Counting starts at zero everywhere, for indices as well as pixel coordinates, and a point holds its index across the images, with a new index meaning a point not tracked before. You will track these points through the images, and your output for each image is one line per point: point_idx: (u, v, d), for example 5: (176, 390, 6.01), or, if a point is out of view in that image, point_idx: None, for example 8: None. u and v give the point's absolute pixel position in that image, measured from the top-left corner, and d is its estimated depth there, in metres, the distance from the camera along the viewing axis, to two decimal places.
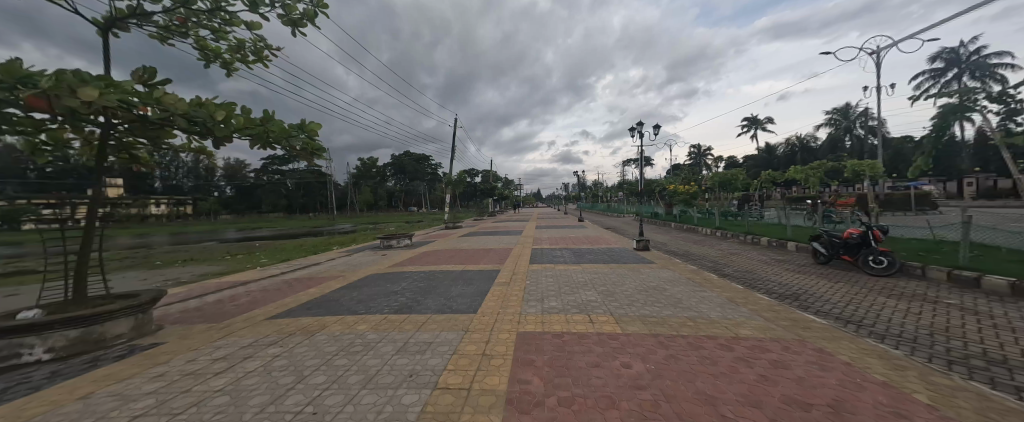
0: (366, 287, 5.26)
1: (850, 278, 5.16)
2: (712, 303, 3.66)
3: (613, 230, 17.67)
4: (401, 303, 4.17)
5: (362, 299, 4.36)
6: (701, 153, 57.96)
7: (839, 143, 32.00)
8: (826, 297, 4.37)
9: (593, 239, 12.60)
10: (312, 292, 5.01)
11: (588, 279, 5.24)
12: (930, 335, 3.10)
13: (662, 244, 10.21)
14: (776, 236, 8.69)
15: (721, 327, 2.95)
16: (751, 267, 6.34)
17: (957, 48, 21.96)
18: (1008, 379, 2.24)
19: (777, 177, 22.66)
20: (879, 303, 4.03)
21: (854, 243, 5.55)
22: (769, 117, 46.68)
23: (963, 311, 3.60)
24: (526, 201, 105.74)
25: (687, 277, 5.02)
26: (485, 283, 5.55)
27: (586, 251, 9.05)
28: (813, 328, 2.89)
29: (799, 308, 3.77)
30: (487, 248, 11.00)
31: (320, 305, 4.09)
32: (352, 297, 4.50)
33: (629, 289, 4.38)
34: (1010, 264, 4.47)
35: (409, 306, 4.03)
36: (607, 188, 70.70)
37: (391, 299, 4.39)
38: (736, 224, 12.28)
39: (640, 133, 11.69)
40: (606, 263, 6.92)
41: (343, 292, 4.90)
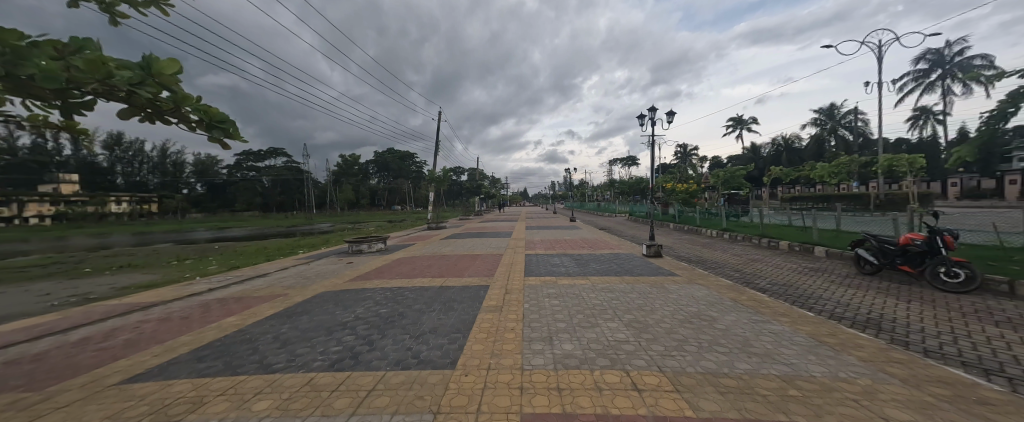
0: (313, 319, 3.95)
1: (919, 295, 4.20)
2: (790, 351, 2.64)
3: (609, 231, 16.83)
4: (351, 350, 2.94)
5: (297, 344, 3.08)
6: (688, 153, 58.75)
7: (825, 143, 32.54)
8: (913, 323, 3.29)
9: (589, 242, 11.60)
10: (235, 329, 3.67)
11: (605, 306, 4.14)
12: None
13: (670, 249, 9.28)
14: (799, 240, 7.93)
15: (846, 406, 1.88)
16: (790, 280, 5.31)
17: (941, 49, 22.19)
18: None
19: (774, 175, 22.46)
20: (994, 334, 2.95)
21: (916, 251, 4.62)
22: (755, 117, 47.36)
23: None
24: (512, 200, 104.78)
25: (729, 302, 4.02)
26: (474, 307, 4.38)
27: (587, 259, 7.96)
28: (992, 400, 1.81)
29: (897, 345, 2.75)
30: (475, 253, 9.77)
31: (226, 359, 2.77)
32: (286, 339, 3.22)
33: (665, 325, 3.32)
34: None
35: (363, 355, 2.83)
36: (594, 187, 70.44)
37: (339, 341, 3.16)
38: (744, 225, 11.62)
39: (652, 120, 10.65)
40: (617, 276, 5.82)
41: (278, 330, 3.58)
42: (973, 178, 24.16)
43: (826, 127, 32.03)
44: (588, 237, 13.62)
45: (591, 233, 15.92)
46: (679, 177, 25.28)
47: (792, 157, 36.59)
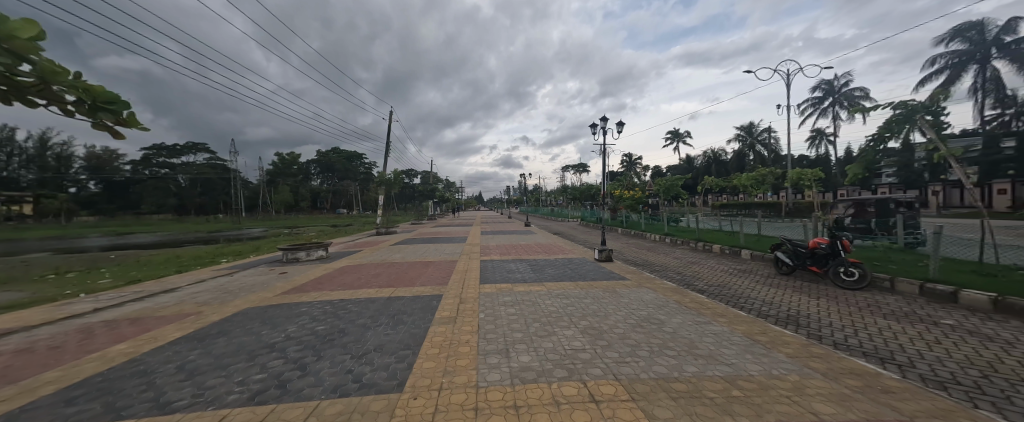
0: (232, 342, 3.32)
1: (823, 291, 4.89)
2: (731, 349, 2.83)
3: (563, 236, 17.36)
4: (277, 379, 2.47)
5: (206, 376, 2.51)
6: (632, 162, 63.73)
7: (745, 157, 37.49)
8: (823, 318, 3.77)
9: (545, 247, 11.76)
10: (124, 359, 2.91)
11: (563, 312, 4.14)
12: (978, 374, 2.43)
13: (620, 253, 9.77)
14: (728, 243, 8.87)
15: (781, 400, 2.02)
16: (724, 281, 5.82)
17: (831, 81, 26.92)
18: None
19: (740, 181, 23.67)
20: (880, 326, 3.48)
21: (822, 254, 5.37)
22: (689, 132, 52.84)
23: (973, 335, 3.16)
24: (468, 204, 103.70)
25: (674, 303, 4.30)
26: (428, 319, 4.07)
27: (543, 264, 8.01)
28: (895, 389, 2.06)
29: (815, 339, 3.09)
30: (428, 260, 9.32)
31: (102, 403, 2.14)
32: (192, 371, 2.61)
33: (621, 330, 3.39)
34: (956, 276, 5.08)
35: (293, 383, 2.39)
36: (548, 192, 72.76)
37: (265, 368, 2.66)
38: (683, 230, 12.77)
39: (604, 129, 11.20)
40: (572, 281, 5.89)
41: (183, 357, 2.93)
42: (853, 190, 29.57)
43: (746, 143, 36.93)
44: (543, 242, 13.85)
45: (547, 237, 16.23)
46: (627, 184, 27.06)
47: (719, 169, 41.57)
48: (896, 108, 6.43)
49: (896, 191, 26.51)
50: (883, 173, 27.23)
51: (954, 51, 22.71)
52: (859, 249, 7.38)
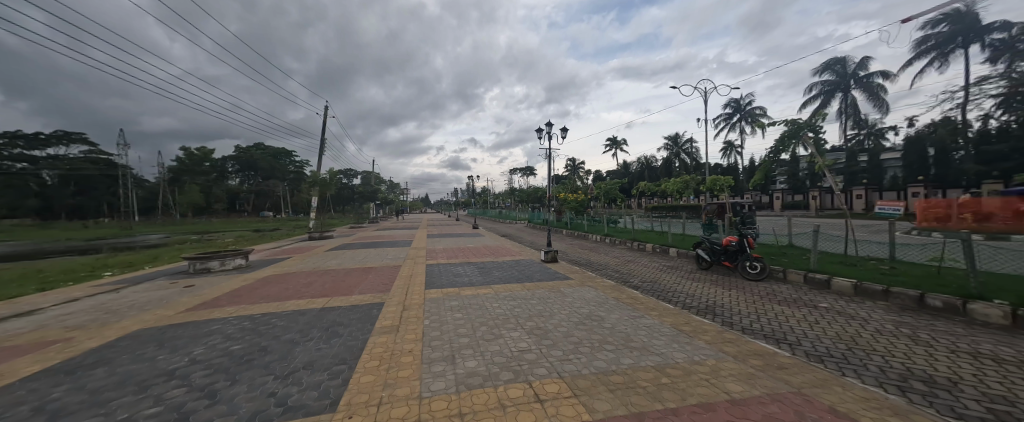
0: (108, 374, 2.63)
1: (735, 283, 5.63)
2: (663, 339, 3.07)
3: (511, 238, 17.55)
4: (167, 413, 2.00)
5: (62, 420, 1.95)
6: (576, 166, 67.58)
7: (672, 164, 42.11)
8: (735, 307, 4.32)
9: (492, 250, 11.75)
10: None
11: (511, 313, 4.12)
12: (848, 349, 2.95)
13: (565, 254, 10.18)
14: (659, 242, 9.79)
15: (703, 384, 2.21)
16: (656, 277, 6.38)
17: (738, 100, 31.63)
18: (963, 407, 2.01)
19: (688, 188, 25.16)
20: (778, 312, 4.10)
21: (733, 249, 6.17)
22: (626, 141, 57.72)
23: (842, 317, 3.88)
24: (415, 207, 99.52)
25: (613, 300, 4.57)
26: (367, 329, 3.72)
27: (491, 267, 7.95)
28: (787, 365, 2.40)
29: (728, 327, 3.51)
30: (370, 265, 8.66)
31: None
32: (43, 414, 2.00)
33: (565, 328, 3.48)
34: (831, 266, 6.27)
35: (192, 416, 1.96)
36: (497, 195, 73.29)
37: (154, 400, 2.15)
38: (621, 231, 13.81)
39: (549, 134, 11.61)
40: (519, 282, 5.91)
41: (30, 399, 2.23)
42: (754, 195, 35.02)
43: (673, 152, 41.48)
44: (492, 245, 13.82)
45: (495, 240, 16.29)
46: (571, 188, 28.47)
47: (651, 174, 46.04)
48: (788, 125, 7.76)
49: (786, 196, 31.76)
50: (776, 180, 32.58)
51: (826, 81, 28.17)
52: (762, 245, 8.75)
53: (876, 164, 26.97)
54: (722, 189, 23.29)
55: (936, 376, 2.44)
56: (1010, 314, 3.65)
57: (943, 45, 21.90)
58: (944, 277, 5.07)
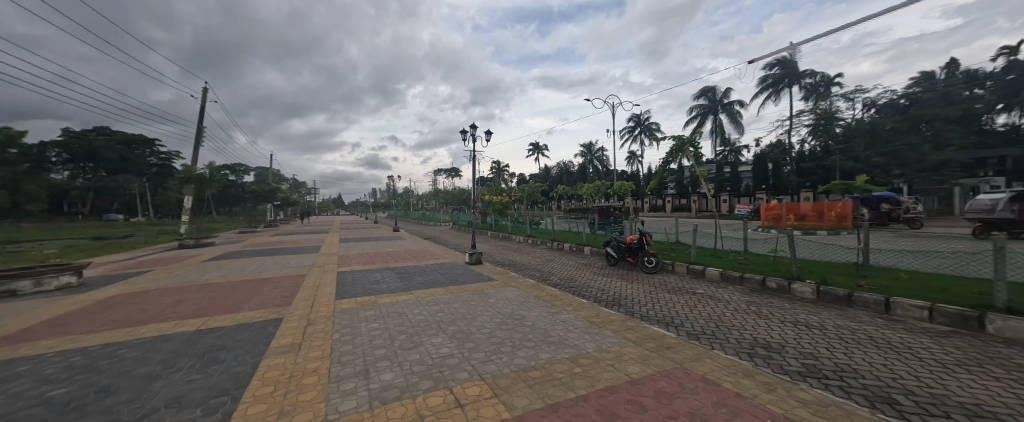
0: None
1: (636, 276, 6.57)
2: (578, 331, 3.38)
3: (436, 241, 17.02)
4: None
5: None
6: (501, 170, 69.59)
7: (587, 170, 46.64)
8: (636, 298, 5.03)
9: (414, 253, 11.24)
10: None
11: (433, 317, 4.02)
12: (717, 327, 3.69)
13: (489, 256, 10.37)
14: (575, 241, 10.74)
15: (609, 368, 2.47)
16: (573, 274, 6.96)
17: (638, 116, 36.84)
18: (789, 364, 2.69)
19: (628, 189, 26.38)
20: (668, 299, 4.94)
21: (635, 246, 7.17)
22: (547, 147, 61.80)
23: (712, 300, 4.88)
24: (325, 209, 88.51)
25: (534, 298, 4.89)
26: (258, 349, 3.15)
27: (411, 271, 7.59)
28: (673, 345, 2.88)
29: (631, 316, 4.05)
30: (263, 276, 7.41)
31: None
32: None
33: (486, 328, 3.56)
34: (705, 258, 7.82)
35: None
36: (422, 196, 70.19)
37: None
38: (542, 232, 14.69)
39: (473, 136, 11.69)
40: (441, 286, 5.76)
41: None
42: (651, 200, 41.18)
43: (587, 159, 46.01)
44: (414, 248, 13.22)
45: (418, 243, 15.60)
46: (496, 190, 29.16)
47: (570, 179, 50.18)
48: (677, 140, 9.35)
49: (676, 201, 37.50)
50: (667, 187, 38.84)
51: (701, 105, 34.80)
52: (657, 242, 10.44)
53: (735, 173, 33.83)
54: (626, 193, 26.83)
55: (773, 343, 3.20)
56: (816, 290, 5.11)
57: (777, 84, 29.13)
58: (777, 263, 6.80)
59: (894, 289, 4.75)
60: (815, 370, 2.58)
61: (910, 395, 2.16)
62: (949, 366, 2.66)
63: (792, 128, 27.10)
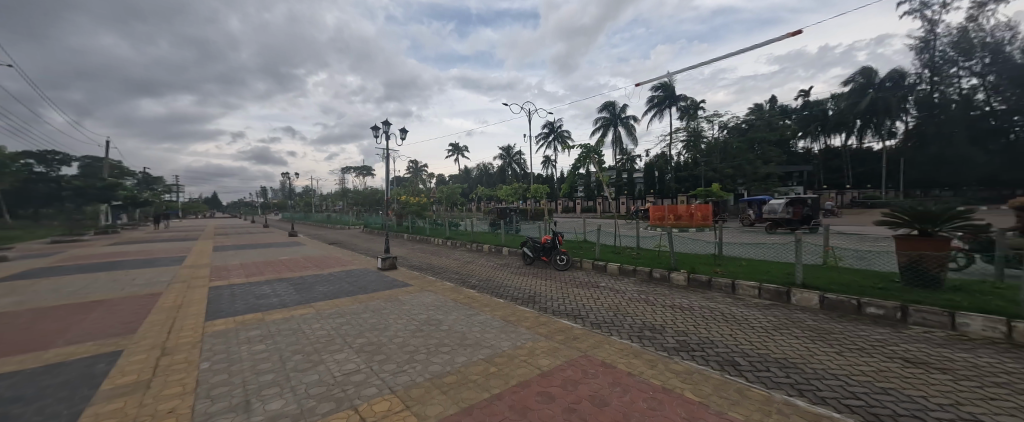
0: None
1: (550, 274, 7.24)
2: (495, 331, 3.63)
3: (342, 246, 15.33)
4: None
5: None
6: (419, 168, 66.43)
7: (505, 172, 48.43)
8: (550, 294, 5.58)
9: (315, 261, 9.96)
10: None
11: (339, 332, 3.76)
12: (616, 315, 4.41)
13: (405, 260, 10.02)
14: (494, 242, 11.12)
15: (522, 364, 2.74)
16: (491, 275, 7.26)
17: (552, 124, 40.05)
18: (666, 342, 3.42)
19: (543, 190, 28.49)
20: (576, 293, 5.63)
21: (549, 246, 7.90)
22: (467, 147, 61.83)
23: (611, 292, 5.77)
24: (183, 209, 69.61)
25: (451, 302, 5.04)
26: (81, 391, 2.42)
27: (312, 284, 6.86)
28: (579, 337, 3.36)
29: (546, 313, 4.48)
30: (84, 300, 5.59)
31: None
32: None
33: (400, 337, 3.53)
34: (608, 254, 9.08)
35: None
36: (324, 195, 61.69)
37: None
38: (461, 233, 14.71)
39: (387, 133, 10.97)
40: (349, 296, 5.57)
41: None
42: (562, 201, 45.29)
43: (506, 161, 47.83)
44: (315, 256, 11.77)
45: (321, 249, 13.88)
46: (414, 190, 27.83)
47: (489, 180, 51.28)
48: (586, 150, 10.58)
49: (585, 203, 41.94)
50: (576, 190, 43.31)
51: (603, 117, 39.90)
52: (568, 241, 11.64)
53: (631, 179, 39.74)
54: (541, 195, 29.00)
55: (656, 324, 4.02)
56: (686, 277, 6.53)
57: (661, 104, 35.44)
58: (660, 256, 8.37)
59: (734, 273, 6.44)
60: (685, 345, 3.34)
61: (743, 357, 3.03)
62: (759, 331, 3.82)
63: (673, 142, 33.18)
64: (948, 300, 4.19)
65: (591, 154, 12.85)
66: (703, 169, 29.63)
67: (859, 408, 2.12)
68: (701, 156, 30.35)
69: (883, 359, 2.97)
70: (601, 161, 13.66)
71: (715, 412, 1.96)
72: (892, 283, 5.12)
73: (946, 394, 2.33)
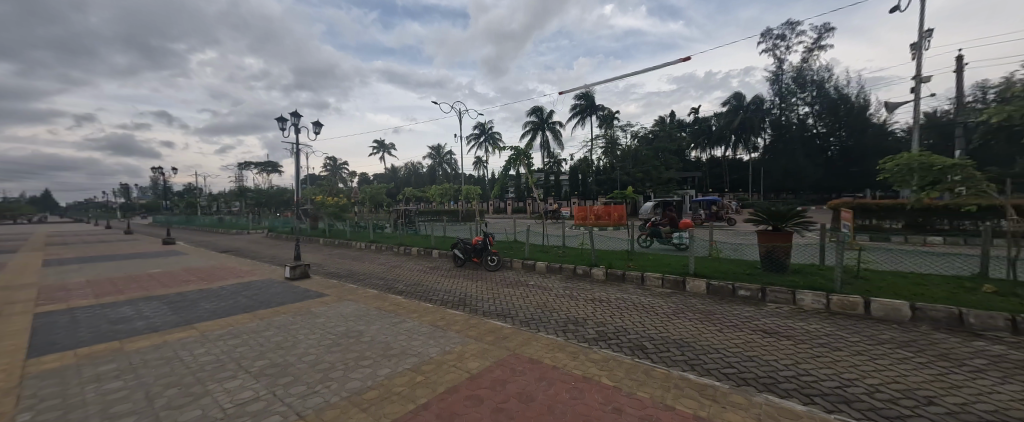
0: None
1: (481, 275, 7.18)
2: (422, 337, 3.45)
3: (237, 255, 12.88)
4: None
5: None
6: (338, 166, 59.79)
7: (437, 172, 46.88)
8: (480, 295, 5.53)
9: (198, 277, 8.17)
10: None
11: (231, 357, 3.12)
12: (542, 311, 4.60)
13: (320, 267, 8.92)
14: (424, 245, 10.61)
15: (451, 369, 2.62)
16: (418, 278, 6.87)
17: (483, 125, 40.17)
18: (586, 334, 3.69)
19: (474, 192, 28.50)
20: (506, 293, 5.71)
21: (480, 247, 7.88)
22: (394, 145, 57.99)
23: (539, 289, 6.01)
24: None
25: (375, 310, 4.66)
26: None
27: (196, 303, 5.63)
28: (508, 335, 3.41)
29: (475, 314, 4.40)
30: None
31: None
32: None
33: (313, 354, 3.11)
34: (536, 253, 9.46)
35: None
36: (211, 194, 50.90)
37: None
38: (388, 236, 13.69)
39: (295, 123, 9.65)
40: (250, 312, 4.91)
41: None
42: (495, 202, 45.90)
43: (436, 161, 46.37)
44: (200, 268, 9.66)
45: (208, 259, 11.45)
46: (331, 190, 24.93)
47: (419, 180, 49.11)
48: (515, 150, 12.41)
49: (516, 204, 42.96)
50: (508, 191, 44.31)
51: (533, 121, 41.73)
52: (499, 242, 11.79)
53: (558, 181, 42.26)
54: (473, 196, 28.90)
55: (578, 318, 4.30)
56: (604, 272, 7.21)
57: (583, 112, 38.70)
58: (584, 254, 9.07)
59: (642, 266, 7.32)
60: (602, 335, 3.65)
61: (651, 341, 3.44)
62: (661, 316, 4.42)
63: (593, 148, 36.47)
64: (790, 281, 5.49)
65: (521, 156, 13.30)
66: (619, 173, 33.35)
67: (734, 375, 2.59)
68: (616, 162, 33.87)
69: (748, 332, 3.73)
70: (530, 164, 14.24)
71: (631, 393, 2.14)
72: (755, 269, 6.47)
73: (788, 356, 3.02)
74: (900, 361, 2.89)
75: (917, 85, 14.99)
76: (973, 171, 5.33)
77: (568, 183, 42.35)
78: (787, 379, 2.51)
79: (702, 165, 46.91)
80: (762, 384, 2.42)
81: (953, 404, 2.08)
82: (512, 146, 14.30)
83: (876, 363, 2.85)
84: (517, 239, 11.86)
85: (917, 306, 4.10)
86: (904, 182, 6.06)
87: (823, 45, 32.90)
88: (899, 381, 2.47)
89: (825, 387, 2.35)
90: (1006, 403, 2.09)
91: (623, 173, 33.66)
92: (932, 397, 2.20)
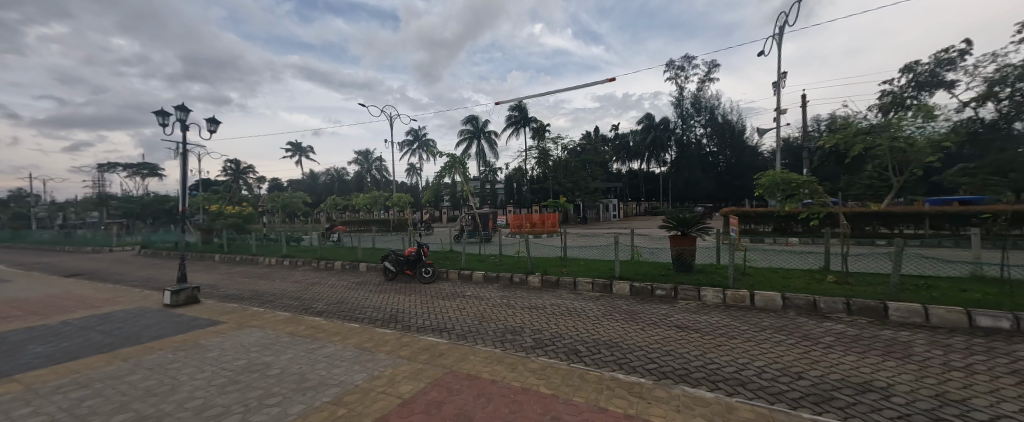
0: None
1: (414, 289, 6.71)
2: (346, 363, 3.04)
3: (86, 279, 9.86)
4: None
5: None
6: (241, 169, 51.05)
7: (365, 179, 43.30)
8: (415, 310, 5.13)
9: (17, 312, 5.97)
10: None
11: (74, 414, 2.30)
12: (482, 324, 4.46)
13: (214, 288, 7.31)
14: (348, 258, 9.55)
15: (382, 396, 2.34)
16: (342, 297, 6.10)
17: (417, 131, 38.74)
18: (526, 343, 3.70)
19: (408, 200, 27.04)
20: (444, 306, 5.44)
21: (413, 258, 7.41)
22: (314, 148, 52.06)
23: (480, 301, 5.85)
24: None
25: (286, 336, 3.99)
26: None
27: (14, 346, 4.09)
28: (445, 352, 3.23)
29: (408, 332, 4.08)
30: None
31: None
32: None
33: (199, 398, 2.47)
34: (472, 263, 9.36)
35: None
36: (47, 202, 38.71)
37: None
38: (304, 249, 11.97)
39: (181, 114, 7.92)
40: (106, 352, 3.73)
41: None
42: (431, 211, 44.26)
43: (364, 166, 42.96)
44: (25, 299, 7.10)
45: (44, 286, 8.54)
46: (233, 198, 21.06)
47: (344, 187, 44.67)
48: (450, 160, 12.84)
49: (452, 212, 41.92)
50: (444, 200, 43.13)
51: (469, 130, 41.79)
52: (434, 252, 11.31)
53: (493, 190, 42.71)
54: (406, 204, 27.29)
55: (518, 327, 4.31)
56: (540, 279, 7.44)
57: (518, 123, 40.12)
58: (519, 262, 9.22)
59: (575, 271, 7.76)
60: (541, 342, 3.71)
61: (584, 345, 3.63)
62: (594, 320, 4.71)
63: (528, 158, 37.97)
64: (696, 280, 6.43)
65: (457, 164, 13.09)
66: (552, 183, 35.24)
67: (655, 370, 2.88)
68: (548, 172, 35.81)
69: (666, 329, 4.22)
70: (466, 172, 14.10)
71: (571, 400, 2.20)
72: (669, 270, 7.42)
73: (698, 347, 3.50)
74: (777, 343, 3.61)
75: (776, 116, 19.25)
76: (817, 186, 6.98)
77: (504, 192, 43.13)
78: (697, 368, 2.89)
79: (621, 176, 52.62)
80: (680, 376, 2.73)
81: (815, 377, 2.65)
82: (448, 154, 13.98)
83: (762, 347, 3.49)
84: (452, 249, 11.57)
85: (787, 296, 5.18)
86: (773, 195, 7.63)
87: (711, 78, 40.38)
88: (778, 361, 3.06)
89: (727, 373, 2.77)
90: (848, 372, 2.75)
91: (556, 182, 35.73)
92: (801, 372, 2.77)
